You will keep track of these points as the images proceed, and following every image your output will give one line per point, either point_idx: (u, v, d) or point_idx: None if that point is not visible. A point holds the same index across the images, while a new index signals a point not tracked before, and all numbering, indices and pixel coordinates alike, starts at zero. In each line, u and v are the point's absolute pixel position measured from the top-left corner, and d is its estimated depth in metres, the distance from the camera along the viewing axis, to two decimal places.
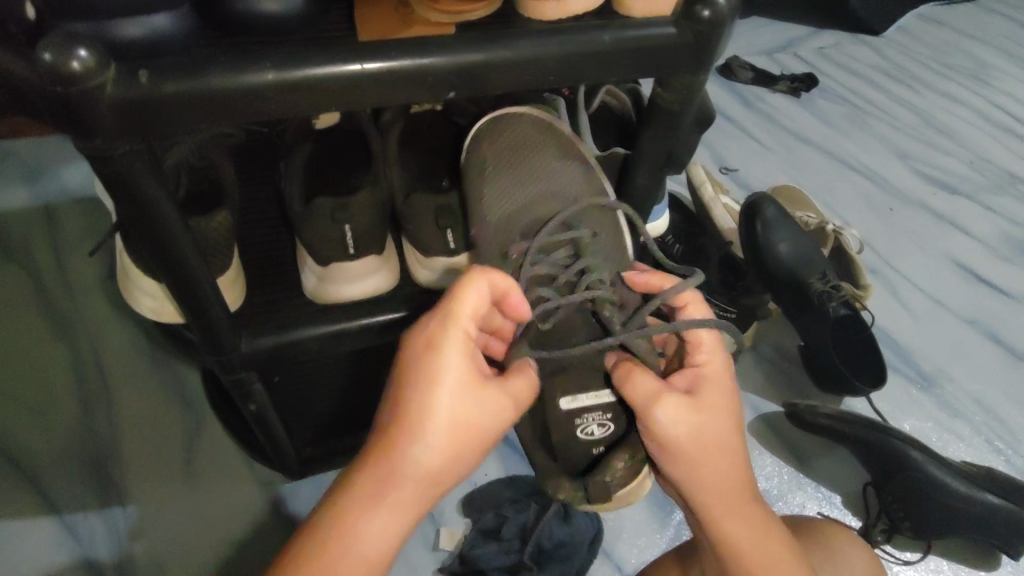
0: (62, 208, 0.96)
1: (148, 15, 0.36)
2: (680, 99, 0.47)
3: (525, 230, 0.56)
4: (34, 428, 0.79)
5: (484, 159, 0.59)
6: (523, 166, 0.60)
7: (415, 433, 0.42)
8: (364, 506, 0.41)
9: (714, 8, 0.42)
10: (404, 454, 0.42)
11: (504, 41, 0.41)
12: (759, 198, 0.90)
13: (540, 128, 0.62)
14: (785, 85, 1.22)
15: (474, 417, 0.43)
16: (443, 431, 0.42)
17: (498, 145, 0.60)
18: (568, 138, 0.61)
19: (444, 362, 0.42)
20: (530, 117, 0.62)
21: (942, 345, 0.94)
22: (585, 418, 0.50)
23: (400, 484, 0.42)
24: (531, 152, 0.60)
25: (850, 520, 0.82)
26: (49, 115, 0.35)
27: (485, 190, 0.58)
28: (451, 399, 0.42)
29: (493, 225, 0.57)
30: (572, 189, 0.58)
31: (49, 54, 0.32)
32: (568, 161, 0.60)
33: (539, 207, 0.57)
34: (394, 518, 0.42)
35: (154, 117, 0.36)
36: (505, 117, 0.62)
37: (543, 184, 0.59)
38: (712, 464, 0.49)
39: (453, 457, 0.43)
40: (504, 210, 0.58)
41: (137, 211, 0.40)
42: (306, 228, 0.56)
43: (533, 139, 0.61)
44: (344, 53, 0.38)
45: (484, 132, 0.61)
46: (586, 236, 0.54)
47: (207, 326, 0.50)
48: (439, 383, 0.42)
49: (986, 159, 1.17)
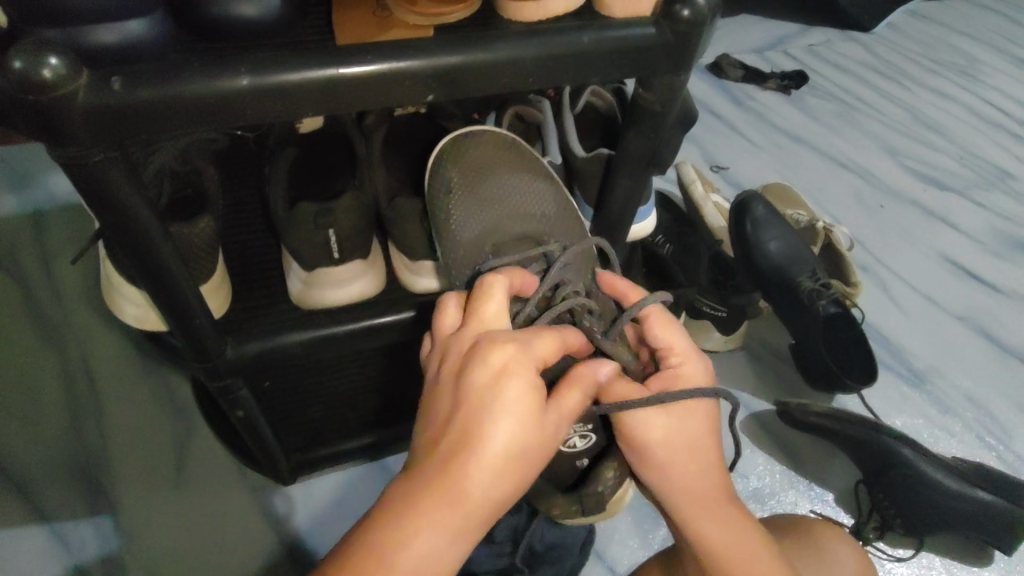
0: (49, 214, 0.95)
1: (120, 22, 0.36)
2: (662, 99, 0.47)
3: (499, 247, 0.56)
4: (22, 437, 0.79)
5: (450, 180, 0.59)
6: (491, 185, 0.59)
7: (478, 459, 0.38)
8: (412, 536, 0.37)
9: (694, 7, 0.41)
10: (468, 479, 0.38)
11: (483, 42, 0.41)
12: (748, 196, 0.90)
13: (502, 143, 0.61)
14: (775, 83, 1.22)
15: (536, 445, 0.39)
16: (505, 459, 0.38)
17: (464, 166, 0.59)
18: (530, 158, 0.61)
19: (516, 387, 0.39)
20: (494, 137, 0.61)
21: (932, 341, 0.95)
22: (568, 432, 0.52)
23: (452, 514, 0.37)
24: (493, 174, 0.60)
25: (843, 518, 0.82)
26: (23, 123, 0.35)
27: (456, 214, 0.57)
28: (516, 425, 0.38)
29: (463, 247, 0.56)
30: (540, 210, 0.59)
31: (19, 62, 0.32)
32: (533, 182, 0.60)
33: (511, 226, 0.57)
34: (445, 548, 0.37)
35: (130, 124, 0.36)
36: (468, 133, 0.61)
37: (513, 203, 0.59)
38: (679, 466, 0.49)
39: (513, 484, 0.39)
40: (473, 233, 0.57)
41: (116, 219, 0.40)
42: (289, 232, 0.55)
43: (494, 161, 0.60)
44: (321, 57, 0.38)
45: (447, 150, 0.60)
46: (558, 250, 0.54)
47: (191, 333, 0.50)
48: (507, 406, 0.38)
49: (975, 155, 1.17)
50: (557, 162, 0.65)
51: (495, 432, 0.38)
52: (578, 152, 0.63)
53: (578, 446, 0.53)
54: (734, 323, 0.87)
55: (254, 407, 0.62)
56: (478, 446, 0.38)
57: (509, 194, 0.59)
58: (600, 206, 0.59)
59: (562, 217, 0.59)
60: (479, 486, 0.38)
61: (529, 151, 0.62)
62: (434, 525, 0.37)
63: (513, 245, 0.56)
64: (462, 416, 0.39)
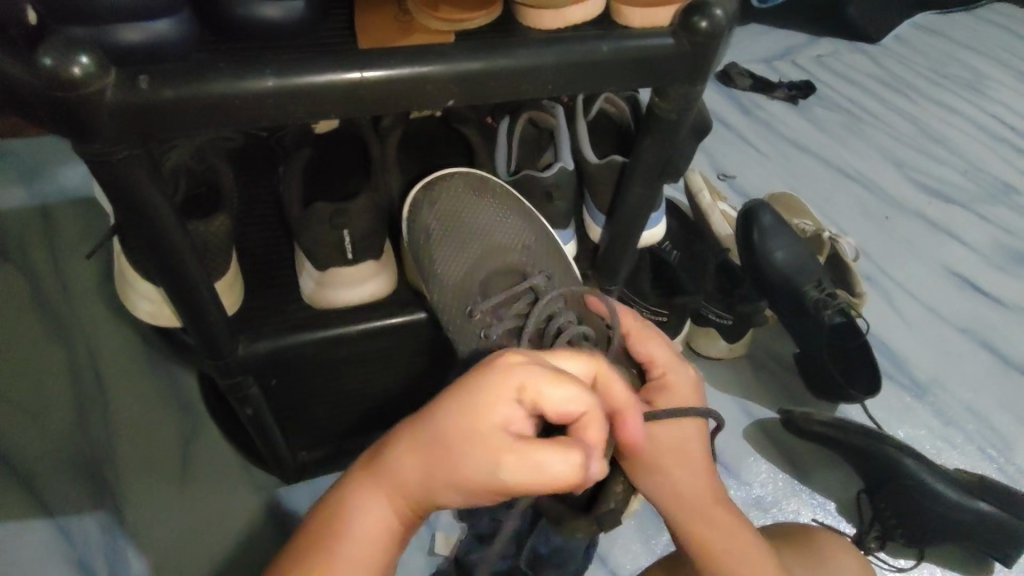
0: (59, 208, 0.96)
1: (149, 21, 0.36)
2: (678, 108, 0.47)
3: (488, 287, 0.57)
4: (29, 430, 0.79)
5: (427, 227, 0.58)
6: (473, 224, 0.59)
7: (415, 440, 0.41)
8: (358, 497, 0.43)
9: (712, 19, 0.42)
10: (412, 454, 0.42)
11: (504, 49, 0.41)
12: (756, 204, 0.90)
13: (472, 183, 0.60)
14: (783, 93, 1.22)
15: (473, 461, 0.39)
16: (451, 451, 0.39)
17: (438, 212, 0.59)
18: (499, 190, 0.60)
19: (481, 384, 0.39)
20: (457, 177, 0.60)
21: (936, 353, 0.95)
22: None
23: (384, 485, 0.43)
24: (468, 213, 0.59)
25: (845, 527, 0.82)
26: (49, 120, 0.35)
27: (440, 256, 0.58)
28: (457, 422, 0.39)
29: (455, 288, 0.57)
30: (522, 239, 0.59)
31: (50, 59, 0.33)
32: (507, 213, 0.60)
33: (496, 263, 0.58)
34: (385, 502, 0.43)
35: (154, 122, 0.36)
36: (432, 180, 0.60)
37: (494, 237, 0.59)
38: (671, 471, 0.53)
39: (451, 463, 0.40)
40: (460, 273, 0.57)
41: (136, 215, 0.40)
42: (303, 232, 0.55)
43: (464, 202, 0.59)
44: (344, 60, 0.39)
45: (418, 197, 0.59)
46: (540, 282, 0.55)
47: (205, 330, 0.50)
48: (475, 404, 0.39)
49: (980, 168, 1.17)
50: (570, 167, 0.63)
51: (436, 424, 0.40)
52: (591, 158, 0.64)
53: None
54: (739, 331, 0.88)
55: (263, 404, 0.62)
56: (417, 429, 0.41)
57: (491, 228, 0.59)
58: (614, 211, 0.59)
59: (540, 244, 0.60)
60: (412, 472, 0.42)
61: (499, 185, 0.61)
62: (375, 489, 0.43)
63: (498, 279, 0.57)
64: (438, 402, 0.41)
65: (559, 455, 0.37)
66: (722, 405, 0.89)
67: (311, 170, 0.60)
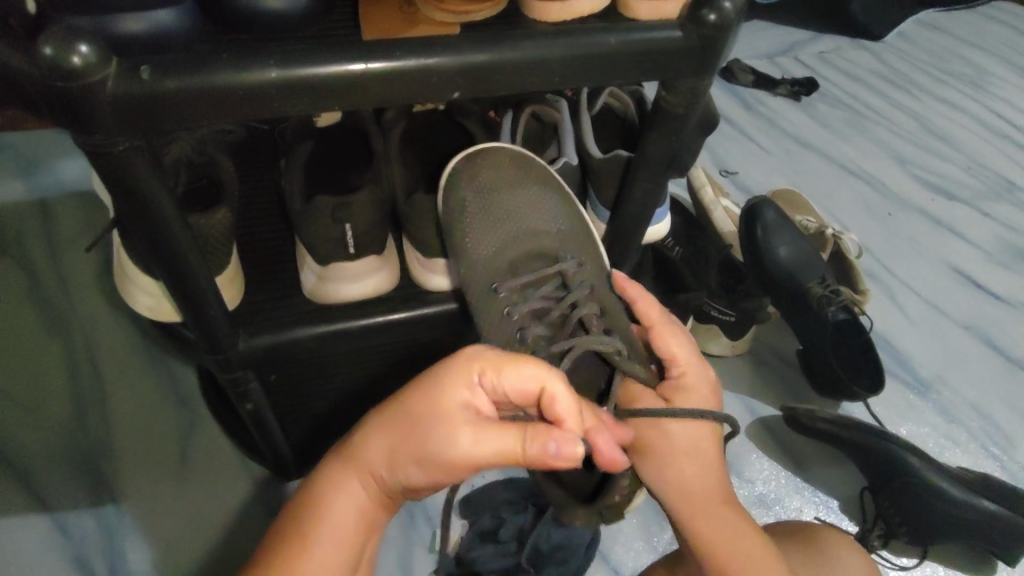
0: (57, 202, 0.95)
1: (149, 11, 0.36)
2: (685, 103, 0.47)
3: (513, 268, 0.59)
4: (29, 425, 0.79)
5: (467, 201, 0.59)
6: (507, 203, 0.60)
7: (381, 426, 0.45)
8: (339, 475, 0.47)
9: (721, 12, 0.42)
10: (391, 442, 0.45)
11: (510, 41, 0.41)
12: (759, 201, 0.90)
13: (511, 157, 0.61)
14: (785, 89, 1.22)
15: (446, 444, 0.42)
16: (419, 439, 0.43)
17: (478, 185, 0.59)
18: (540, 169, 0.62)
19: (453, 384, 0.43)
20: (506, 152, 0.61)
21: (939, 350, 0.95)
22: None
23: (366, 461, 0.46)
24: (508, 189, 0.60)
25: (846, 524, 0.82)
26: (48, 110, 0.35)
27: (472, 235, 0.58)
28: (421, 414, 0.43)
29: (482, 269, 0.58)
30: (554, 222, 0.60)
31: (50, 48, 0.32)
32: (545, 194, 0.61)
33: (525, 245, 0.59)
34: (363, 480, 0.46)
35: (154, 112, 0.36)
36: (479, 151, 0.61)
37: (528, 219, 0.60)
38: (681, 468, 0.53)
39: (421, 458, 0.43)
40: (489, 254, 0.59)
41: (137, 209, 0.40)
42: (305, 227, 0.55)
43: (509, 177, 0.60)
44: (348, 52, 0.38)
45: (461, 169, 0.60)
46: (569, 268, 0.57)
47: (205, 324, 0.50)
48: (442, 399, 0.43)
49: (984, 165, 1.17)
50: (575, 163, 0.65)
51: (405, 419, 0.44)
52: (596, 153, 0.63)
53: None
54: (742, 329, 0.87)
55: (263, 400, 0.62)
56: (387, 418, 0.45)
57: (522, 210, 0.60)
58: (619, 206, 0.58)
59: (572, 228, 0.60)
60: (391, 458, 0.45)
61: (541, 164, 0.62)
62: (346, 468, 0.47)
63: (524, 262, 0.59)
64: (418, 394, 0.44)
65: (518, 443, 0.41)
66: (725, 402, 0.89)
67: (313, 163, 0.59)
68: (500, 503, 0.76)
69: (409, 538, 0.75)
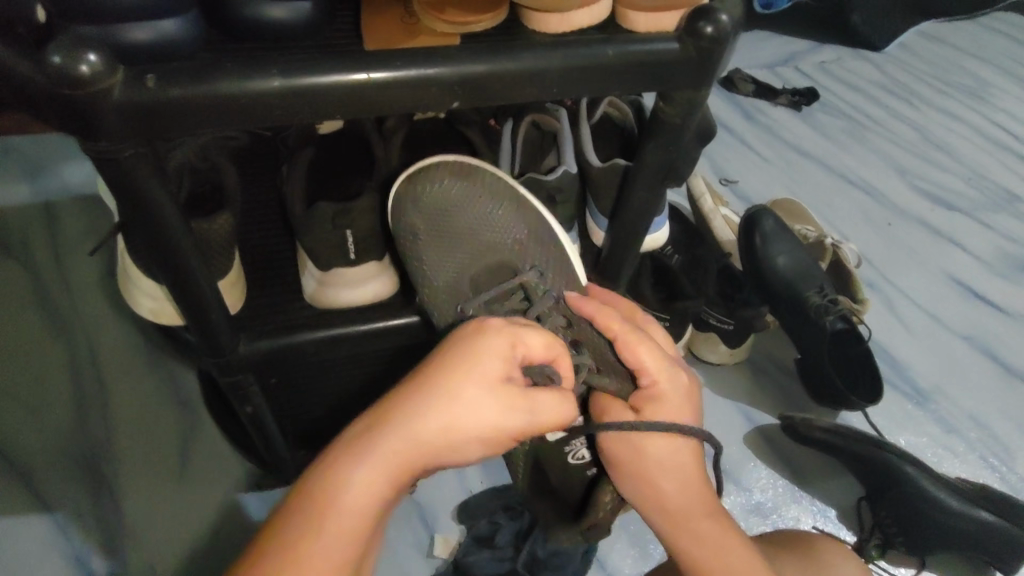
0: (62, 205, 0.96)
1: (156, 20, 0.36)
2: (682, 114, 0.48)
3: (478, 284, 0.56)
4: (30, 426, 0.79)
5: (416, 224, 0.57)
6: (460, 219, 0.58)
7: (418, 407, 0.41)
8: (349, 467, 0.41)
9: (717, 24, 0.42)
10: (416, 421, 0.41)
11: (508, 52, 0.41)
12: (758, 210, 0.90)
13: (457, 171, 0.58)
14: (786, 99, 1.22)
15: (488, 411, 0.42)
16: (458, 411, 0.41)
17: (425, 205, 0.57)
18: (489, 177, 0.59)
19: (483, 350, 0.43)
20: (447, 166, 0.59)
21: (938, 360, 0.95)
22: (573, 445, 0.57)
23: (401, 448, 0.41)
24: (456, 204, 0.58)
25: (844, 533, 0.82)
26: (55, 117, 0.35)
27: (432, 256, 0.57)
28: (474, 394, 0.42)
29: (446, 287, 0.56)
30: (512, 229, 0.58)
31: (58, 56, 0.33)
32: (496, 201, 0.58)
33: (487, 259, 0.57)
34: (385, 476, 0.41)
35: (160, 120, 0.36)
36: (422, 168, 0.58)
37: (482, 230, 0.58)
38: (660, 484, 0.52)
39: (456, 434, 0.42)
40: (450, 272, 0.57)
41: (141, 213, 0.40)
42: (305, 232, 0.55)
43: (455, 193, 0.58)
44: (350, 62, 0.39)
45: (406, 185, 0.58)
46: (531, 278, 0.55)
47: (206, 328, 0.50)
48: (476, 365, 0.42)
49: (983, 176, 1.17)
50: (574, 170, 0.63)
51: (447, 393, 0.42)
52: (595, 163, 0.64)
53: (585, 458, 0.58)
54: (741, 337, 0.88)
55: (263, 404, 0.62)
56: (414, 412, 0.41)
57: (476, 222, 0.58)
58: (616, 214, 0.59)
59: (531, 233, 0.58)
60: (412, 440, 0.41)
61: (488, 170, 0.59)
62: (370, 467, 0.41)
63: (489, 277, 0.57)
64: (441, 366, 0.42)
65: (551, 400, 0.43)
66: (722, 411, 0.89)
67: (315, 170, 0.60)
68: (497, 509, 0.76)
69: (404, 541, 0.75)
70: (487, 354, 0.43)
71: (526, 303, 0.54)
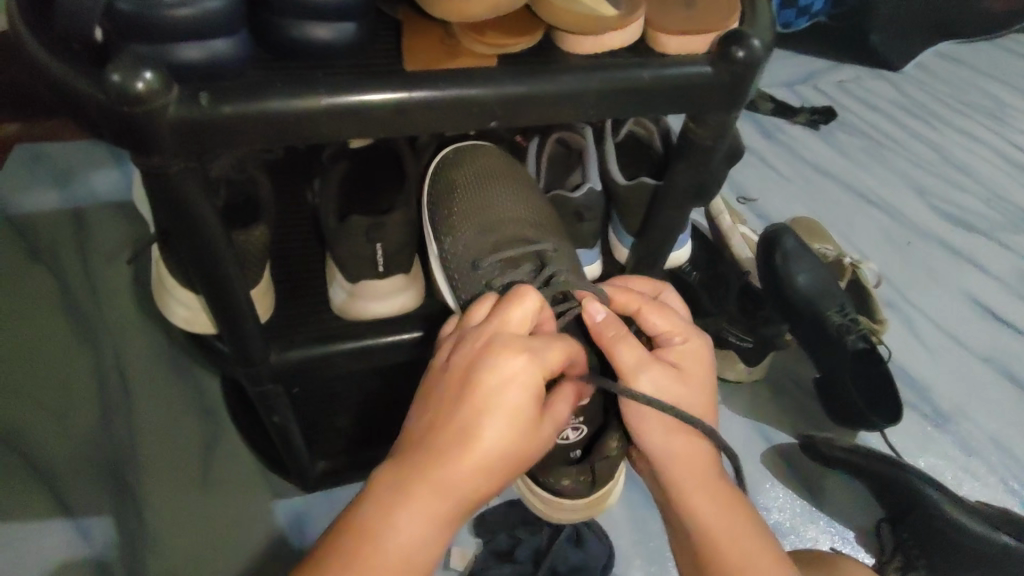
0: (91, 213, 0.98)
1: (208, 40, 0.37)
2: (713, 135, 0.48)
3: (495, 246, 0.58)
4: (55, 430, 0.80)
5: (459, 178, 0.62)
6: (491, 190, 0.61)
7: (461, 470, 0.40)
8: (396, 527, 0.40)
9: (749, 49, 0.43)
10: (458, 481, 0.40)
11: (547, 74, 0.42)
12: (778, 228, 0.91)
13: (504, 159, 0.65)
14: (805, 117, 1.22)
15: (523, 448, 0.42)
16: (495, 459, 0.41)
17: (472, 169, 0.62)
18: (527, 174, 0.65)
19: (513, 398, 0.41)
20: (497, 151, 0.65)
21: (959, 382, 0.94)
22: (560, 423, 0.55)
23: (450, 506, 0.40)
24: (496, 177, 0.62)
25: (864, 556, 0.82)
26: (111, 133, 0.37)
27: (460, 209, 0.60)
28: (501, 423, 0.41)
29: (462, 243, 0.58)
30: (537, 215, 0.61)
31: (118, 75, 0.34)
32: (530, 191, 0.63)
33: (509, 228, 0.59)
34: (434, 532, 0.40)
35: (210, 137, 0.38)
36: (476, 145, 0.65)
37: (510, 207, 0.61)
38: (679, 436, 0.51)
39: (497, 481, 0.42)
40: (471, 230, 0.59)
41: (185, 226, 0.41)
42: (337, 245, 0.57)
43: (499, 169, 0.63)
44: (394, 83, 0.40)
45: (458, 154, 0.63)
46: (549, 249, 0.57)
47: (239, 338, 0.51)
48: (506, 410, 0.41)
49: (1003, 197, 1.17)
50: (599, 187, 0.65)
51: (482, 447, 0.41)
52: (621, 180, 0.65)
53: (570, 439, 0.56)
54: (760, 355, 0.88)
55: (289, 413, 0.63)
56: (463, 455, 0.40)
57: (504, 197, 0.61)
58: (642, 233, 0.60)
59: (551, 223, 0.62)
60: (455, 498, 0.40)
61: (527, 170, 0.66)
62: (408, 511, 0.40)
63: (504, 242, 0.58)
64: (470, 418, 0.41)
65: (561, 407, 0.46)
66: (741, 429, 0.89)
67: (347, 184, 0.61)
68: (516, 522, 0.76)
69: None
70: (518, 399, 0.42)
71: (539, 268, 0.56)
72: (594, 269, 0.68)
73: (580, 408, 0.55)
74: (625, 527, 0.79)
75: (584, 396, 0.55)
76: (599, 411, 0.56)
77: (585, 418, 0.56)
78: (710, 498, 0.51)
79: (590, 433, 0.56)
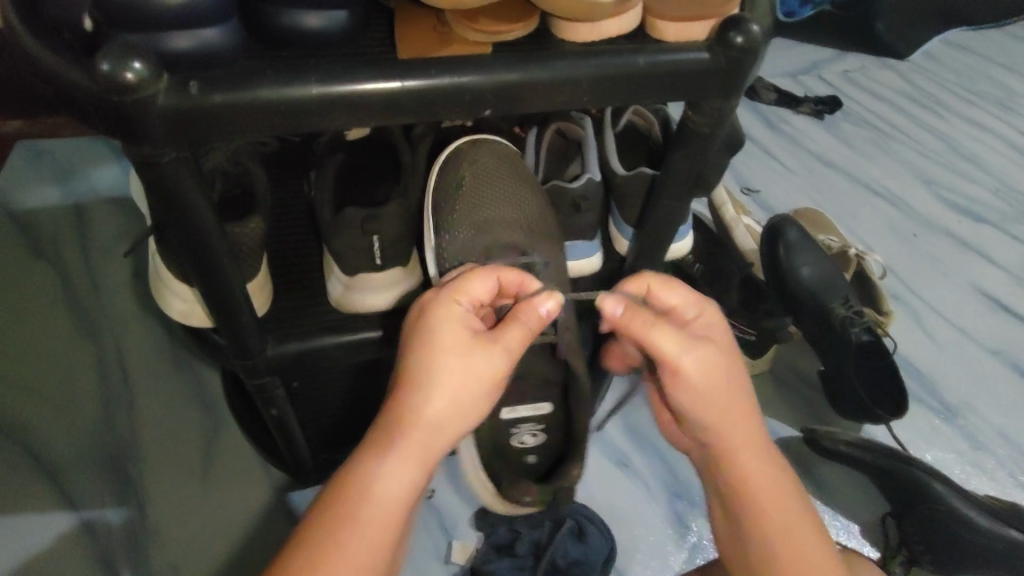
0: (92, 208, 0.98)
1: (199, 29, 0.37)
2: (710, 123, 0.48)
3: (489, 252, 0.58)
4: (58, 424, 0.81)
5: (454, 182, 0.61)
6: (492, 193, 0.60)
7: (413, 400, 0.45)
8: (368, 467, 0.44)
9: (748, 35, 0.42)
10: (413, 409, 0.45)
11: (541, 61, 0.42)
12: (782, 220, 0.89)
13: (501, 151, 0.63)
14: (809, 108, 1.20)
15: (472, 368, 0.45)
16: (444, 382, 0.45)
17: (469, 169, 0.61)
18: (522, 163, 0.64)
19: (442, 324, 0.46)
20: (493, 143, 0.64)
21: (966, 375, 0.93)
22: (520, 429, 0.58)
23: (416, 438, 0.45)
24: (491, 176, 0.61)
25: (869, 550, 0.81)
26: (101, 123, 0.36)
27: (453, 215, 0.59)
28: (453, 354, 0.45)
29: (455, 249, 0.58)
30: (532, 217, 0.61)
31: (107, 64, 0.34)
32: (526, 186, 0.62)
33: (502, 233, 0.59)
34: (407, 467, 0.44)
35: (202, 126, 0.37)
36: (473, 139, 0.63)
37: (504, 210, 0.60)
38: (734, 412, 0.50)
39: (455, 406, 0.45)
40: (462, 236, 0.58)
41: (178, 216, 0.41)
42: (334, 237, 0.56)
43: (496, 165, 0.62)
44: (384, 70, 0.40)
45: (456, 153, 0.62)
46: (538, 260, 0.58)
47: (236, 330, 0.51)
48: (444, 338, 0.46)
49: (1011, 187, 1.15)
50: (598, 179, 0.64)
51: (428, 375, 0.45)
52: (620, 170, 0.64)
53: (527, 443, 0.59)
54: (764, 348, 0.87)
55: (288, 406, 0.63)
56: (417, 384, 0.45)
57: (502, 202, 0.60)
58: (642, 224, 0.59)
59: (545, 222, 0.61)
60: (417, 431, 0.45)
61: (522, 160, 0.65)
62: (382, 450, 0.44)
63: (497, 250, 0.58)
64: (414, 353, 0.46)
65: (512, 331, 0.47)
66: None
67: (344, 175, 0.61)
68: (515, 516, 0.76)
69: (421, 549, 0.75)
70: (453, 325, 0.46)
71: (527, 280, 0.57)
72: (591, 260, 0.67)
73: (540, 415, 0.57)
74: (626, 521, 0.78)
75: (546, 404, 0.57)
76: (559, 421, 0.58)
77: (544, 426, 0.58)
78: (769, 484, 0.51)
79: (546, 442, 0.59)
